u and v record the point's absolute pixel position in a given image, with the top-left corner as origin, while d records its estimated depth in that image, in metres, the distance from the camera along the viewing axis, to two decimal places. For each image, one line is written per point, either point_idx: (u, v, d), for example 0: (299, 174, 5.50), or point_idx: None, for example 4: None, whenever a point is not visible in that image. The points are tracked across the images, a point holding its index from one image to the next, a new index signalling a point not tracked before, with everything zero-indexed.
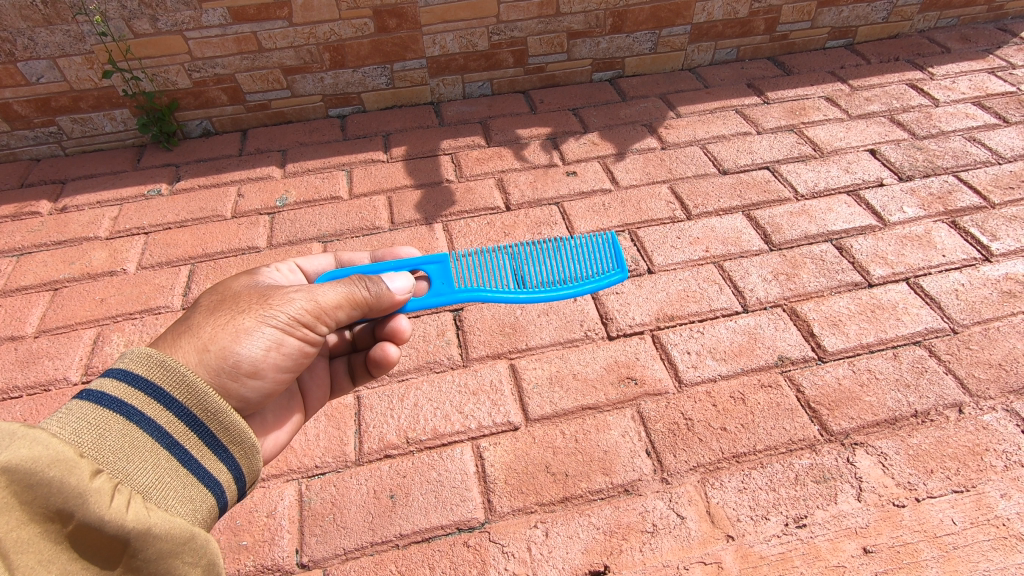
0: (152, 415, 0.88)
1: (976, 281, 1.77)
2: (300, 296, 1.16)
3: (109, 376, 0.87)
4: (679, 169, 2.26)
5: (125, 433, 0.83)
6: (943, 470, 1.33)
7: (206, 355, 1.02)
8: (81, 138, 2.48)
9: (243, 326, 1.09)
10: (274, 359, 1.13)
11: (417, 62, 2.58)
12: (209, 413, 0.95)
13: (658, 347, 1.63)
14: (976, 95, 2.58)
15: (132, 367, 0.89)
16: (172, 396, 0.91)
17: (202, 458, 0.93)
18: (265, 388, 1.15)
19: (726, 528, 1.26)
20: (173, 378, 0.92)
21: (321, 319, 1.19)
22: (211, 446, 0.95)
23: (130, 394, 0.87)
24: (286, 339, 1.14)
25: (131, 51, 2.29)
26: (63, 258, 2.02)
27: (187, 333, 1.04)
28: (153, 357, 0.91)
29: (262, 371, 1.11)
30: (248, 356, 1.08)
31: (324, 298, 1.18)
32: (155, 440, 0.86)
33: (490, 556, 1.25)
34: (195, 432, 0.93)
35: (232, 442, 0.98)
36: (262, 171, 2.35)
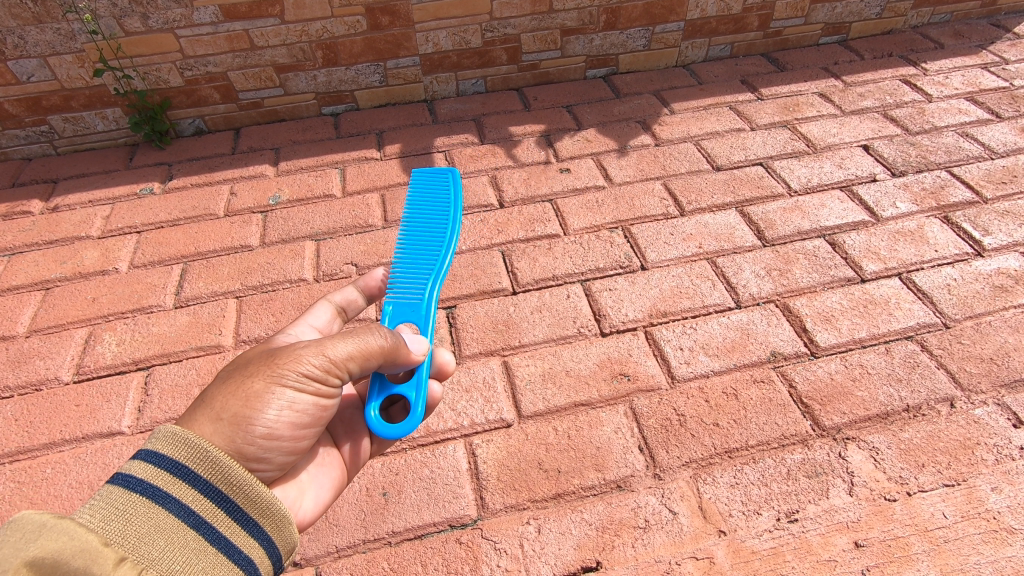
0: (178, 494, 0.82)
1: (967, 276, 1.77)
2: (311, 351, 0.99)
3: (139, 458, 0.83)
4: (672, 166, 2.26)
5: (149, 516, 0.79)
6: (934, 464, 1.33)
7: (220, 425, 0.90)
8: (73, 137, 2.47)
9: (253, 391, 0.94)
10: (290, 420, 0.98)
11: (410, 60, 2.58)
12: (237, 488, 0.88)
13: (651, 344, 1.63)
14: (969, 90, 2.59)
15: (157, 446, 0.84)
16: (196, 473, 0.85)
17: (232, 536, 0.86)
18: (286, 448, 1.00)
19: (718, 524, 1.26)
20: (197, 455, 0.86)
21: (337, 372, 1.01)
22: (241, 523, 0.88)
23: (155, 474, 0.82)
24: (299, 398, 0.98)
25: (123, 49, 2.28)
26: (55, 257, 2.01)
27: (197, 405, 0.92)
28: (177, 436, 0.85)
29: (278, 433, 0.97)
30: (263, 423, 0.94)
31: (338, 351, 1.00)
32: (180, 521, 0.81)
33: (483, 553, 1.25)
34: (223, 508, 0.87)
35: (262, 516, 0.90)
36: (255, 169, 2.35)
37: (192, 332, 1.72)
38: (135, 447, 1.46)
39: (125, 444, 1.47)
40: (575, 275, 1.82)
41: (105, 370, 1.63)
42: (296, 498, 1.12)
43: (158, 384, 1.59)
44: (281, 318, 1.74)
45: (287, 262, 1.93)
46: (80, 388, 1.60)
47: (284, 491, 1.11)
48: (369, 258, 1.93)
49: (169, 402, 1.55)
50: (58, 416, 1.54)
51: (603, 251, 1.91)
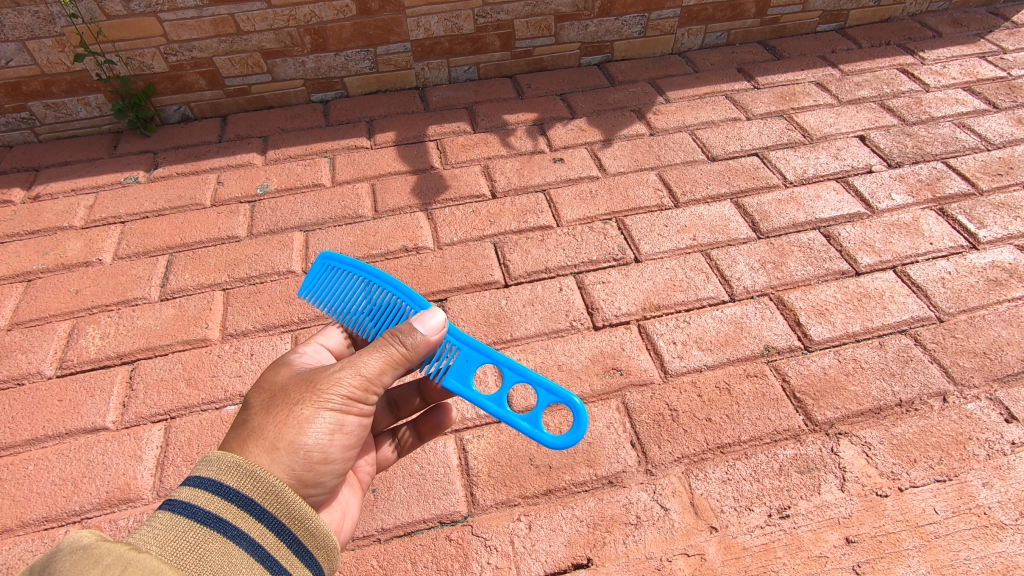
0: (246, 528, 0.84)
1: (962, 269, 1.76)
2: (347, 374, 1.01)
3: (205, 489, 0.83)
4: (667, 156, 2.23)
5: (222, 550, 0.80)
6: (926, 459, 1.33)
7: (276, 454, 0.93)
8: (55, 124, 2.41)
9: (303, 417, 0.97)
10: (341, 442, 1.02)
11: (401, 46, 2.52)
12: (297, 520, 0.90)
13: (644, 337, 1.61)
14: (966, 80, 2.56)
15: (222, 479, 0.86)
16: (261, 506, 0.87)
17: (290, 568, 0.88)
18: (340, 469, 1.05)
19: (710, 519, 1.26)
20: (262, 487, 0.88)
21: (374, 390, 1.05)
22: (298, 554, 0.89)
23: (224, 507, 0.83)
24: (344, 420, 1.02)
25: (104, 33, 2.21)
26: (37, 248, 1.96)
27: (248, 434, 0.94)
28: (242, 467, 0.88)
29: (331, 455, 1.02)
30: (315, 446, 0.98)
31: (370, 369, 1.02)
32: (248, 554, 0.82)
33: (473, 550, 1.24)
34: (284, 541, 0.88)
35: (318, 548, 0.92)
36: (243, 158, 2.30)
37: (178, 325, 1.69)
38: (120, 443, 1.44)
39: (110, 440, 1.45)
40: (568, 268, 1.80)
41: (89, 364, 1.60)
42: (339, 520, 1.17)
43: (143, 378, 1.56)
44: (268, 311, 1.72)
45: (276, 254, 1.89)
46: (62, 382, 1.57)
47: (329, 513, 1.16)
48: (359, 249, 1.90)
49: (155, 397, 1.52)
50: (40, 411, 1.51)
51: (597, 242, 1.88)
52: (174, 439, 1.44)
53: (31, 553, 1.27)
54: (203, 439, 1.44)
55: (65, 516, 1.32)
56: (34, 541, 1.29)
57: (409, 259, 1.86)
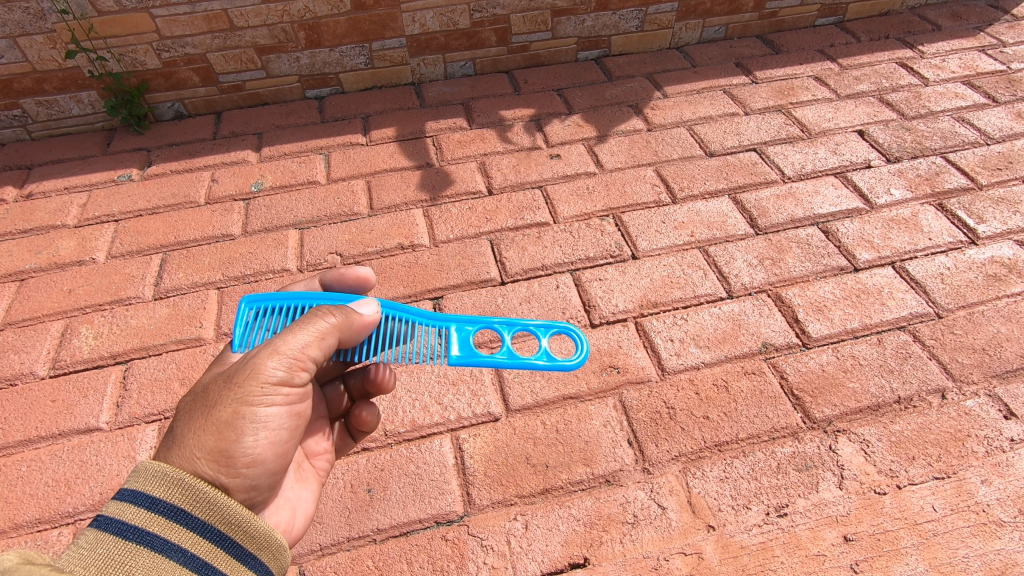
0: (176, 538, 0.83)
1: (961, 265, 1.75)
2: (268, 357, 1.01)
3: (132, 503, 0.83)
4: (664, 151, 2.21)
5: (151, 563, 0.79)
6: (924, 456, 1.32)
7: (200, 461, 0.91)
8: (47, 121, 2.39)
9: (225, 417, 0.96)
10: (270, 438, 1.02)
11: (396, 41, 2.50)
12: (233, 525, 0.90)
13: (641, 335, 1.60)
14: (966, 74, 2.55)
15: (149, 490, 0.85)
16: (193, 514, 0.86)
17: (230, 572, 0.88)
18: (274, 467, 1.04)
19: (707, 518, 1.25)
20: (192, 495, 0.87)
21: (300, 367, 1.05)
22: (239, 557, 0.90)
23: (152, 519, 0.82)
24: (271, 412, 1.02)
25: (95, 30, 2.19)
26: (29, 247, 1.95)
27: (168, 443, 0.93)
28: (168, 476, 0.86)
29: (261, 456, 1.00)
30: (243, 447, 0.97)
31: (294, 345, 1.03)
32: (181, 564, 0.82)
33: (469, 550, 1.23)
34: (222, 546, 0.88)
35: (260, 548, 0.93)
36: (237, 155, 2.28)
37: (172, 325, 1.68)
38: (113, 444, 1.43)
39: (103, 441, 1.44)
40: (565, 265, 1.79)
41: (83, 364, 1.59)
42: (287, 520, 1.16)
43: (137, 378, 1.55)
44: None
45: (270, 252, 1.88)
46: (55, 382, 1.56)
47: (276, 513, 1.15)
48: (354, 247, 1.88)
49: (148, 397, 1.51)
50: (33, 412, 1.50)
51: (593, 239, 1.87)
52: None
53: None
54: None
55: (57, 517, 1.31)
56: (27, 543, 1.28)
57: (404, 257, 1.85)
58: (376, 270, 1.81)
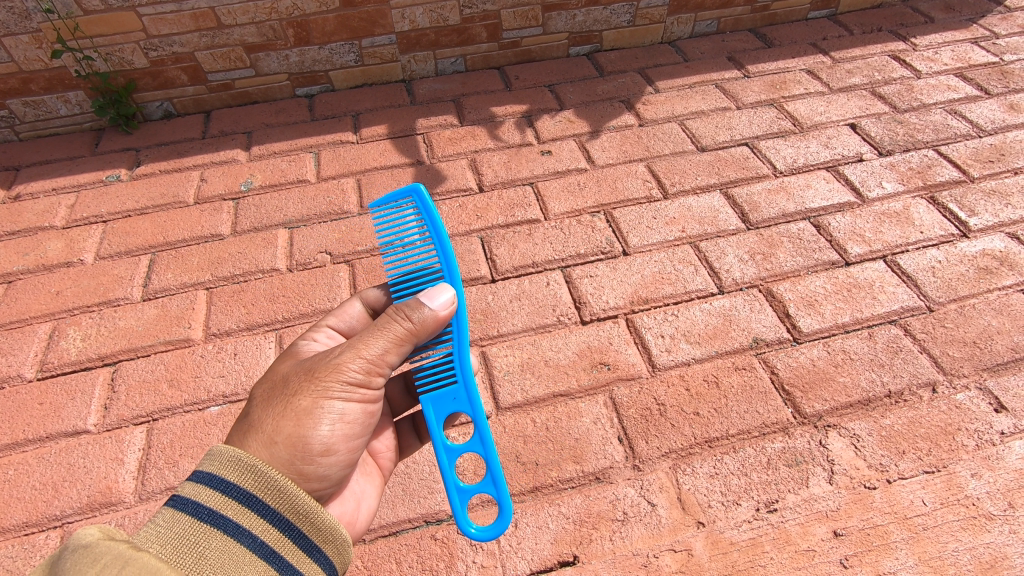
0: (247, 524, 0.82)
1: (952, 258, 1.75)
2: (349, 358, 1.01)
3: (206, 485, 0.83)
4: (656, 147, 2.20)
5: (222, 548, 0.78)
6: (914, 450, 1.32)
7: (275, 449, 0.92)
8: (35, 122, 2.37)
9: (303, 407, 0.97)
10: (344, 431, 1.02)
11: (386, 38, 2.48)
12: (301, 515, 0.88)
13: (632, 332, 1.60)
14: (958, 66, 2.54)
15: (223, 474, 0.85)
16: (264, 502, 0.85)
17: (296, 563, 0.86)
18: (344, 460, 1.05)
19: (697, 515, 1.24)
20: (263, 483, 0.86)
21: (377, 372, 1.04)
22: (306, 549, 0.88)
23: (225, 503, 0.82)
24: (347, 407, 1.02)
25: (81, 29, 2.17)
26: (17, 248, 1.93)
27: (249, 427, 0.94)
28: (243, 463, 0.86)
29: (334, 446, 1.01)
30: (318, 438, 0.98)
31: (375, 351, 1.02)
32: (250, 552, 0.81)
33: (458, 549, 1.23)
34: (289, 536, 0.87)
35: (325, 541, 0.91)
36: (227, 154, 2.27)
37: (160, 326, 1.67)
38: (101, 446, 1.42)
39: (91, 443, 1.43)
40: (555, 262, 1.78)
41: (70, 366, 1.58)
42: (352, 510, 1.15)
43: (125, 380, 1.54)
44: (252, 310, 1.69)
45: (259, 252, 1.87)
46: (43, 385, 1.55)
47: (341, 504, 1.14)
48: (344, 246, 1.87)
49: (136, 399, 1.50)
50: (20, 415, 1.49)
51: (584, 236, 1.86)
52: (156, 441, 1.42)
53: (12, 560, 1.25)
54: (186, 440, 1.42)
55: (45, 520, 1.30)
56: (14, 547, 1.27)
57: None
58: (366, 269, 1.80)
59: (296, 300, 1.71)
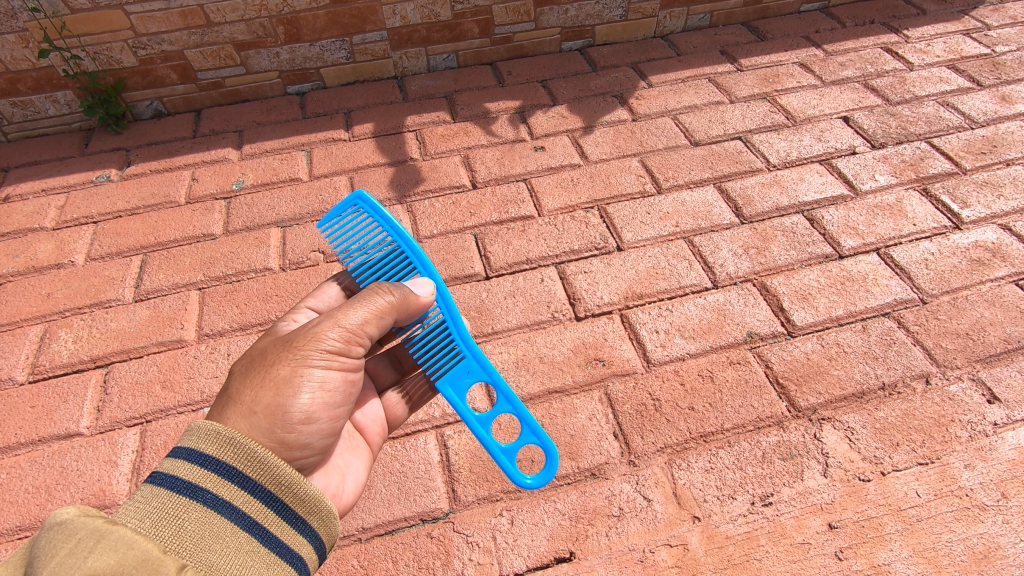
0: (228, 496, 0.82)
1: (945, 250, 1.75)
2: (329, 327, 1.04)
3: (184, 461, 0.81)
4: (649, 141, 2.20)
5: (204, 519, 0.77)
6: (908, 442, 1.32)
7: (255, 417, 0.91)
8: (23, 123, 2.35)
9: (282, 375, 0.97)
10: (325, 399, 1.02)
11: (377, 34, 2.47)
12: (283, 486, 0.88)
13: (626, 327, 1.60)
14: (950, 58, 2.54)
15: (202, 448, 0.84)
16: (244, 474, 0.85)
17: (280, 534, 0.86)
18: (327, 429, 1.04)
19: (692, 509, 1.25)
20: (244, 455, 0.86)
21: (356, 342, 1.07)
22: (288, 520, 0.88)
23: (204, 477, 0.81)
24: (327, 375, 1.03)
25: (68, 28, 2.15)
26: (7, 251, 1.92)
27: (231, 398, 0.93)
28: (222, 435, 0.86)
29: (315, 415, 1.00)
30: (299, 406, 0.97)
31: (354, 320, 1.06)
32: (233, 522, 0.80)
33: (454, 547, 1.23)
34: (271, 508, 0.86)
35: (309, 512, 0.91)
36: (218, 153, 2.25)
37: (153, 327, 1.65)
38: (94, 449, 1.41)
39: (84, 446, 1.42)
40: (549, 258, 1.78)
41: (62, 368, 1.57)
42: (337, 484, 1.14)
43: (118, 382, 1.53)
44: (245, 310, 1.68)
45: (252, 251, 1.86)
46: (35, 388, 1.54)
47: (326, 477, 1.14)
48: None
49: (129, 401, 1.49)
50: (11, 418, 1.48)
51: (578, 231, 1.86)
52: (150, 443, 1.41)
53: None
54: (179, 442, 1.41)
55: (38, 524, 1.30)
56: (7, 551, 1.27)
57: None
58: None
59: (289, 299, 1.70)
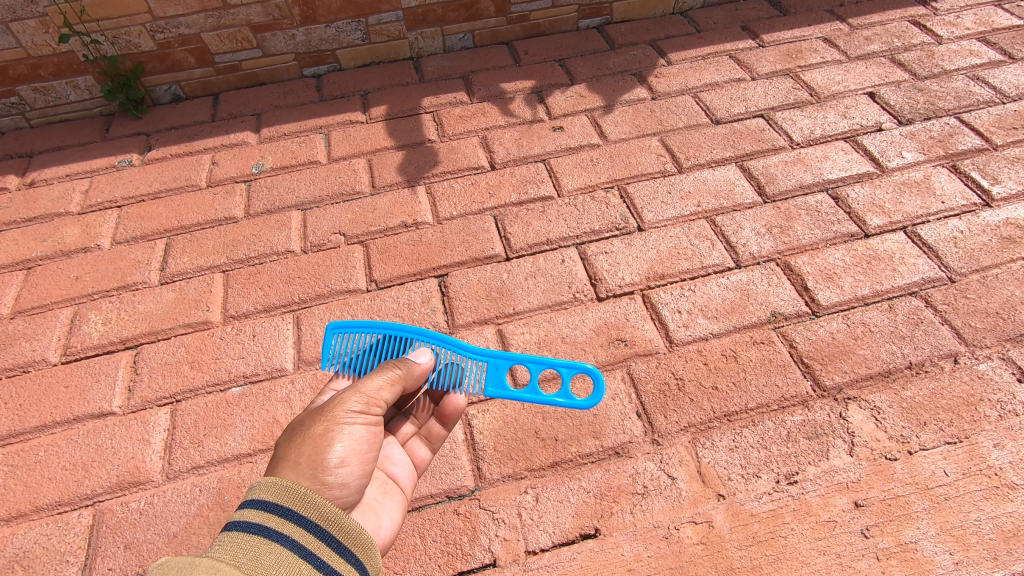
0: (290, 532, 0.87)
1: (975, 228, 1.72)
2: (352, 392, 1.08)
3: (249, 506, 0.88)
4: (669, 120, 2.17)
5: (272, 552, 0.83)
6: (936, 422, 1.31)
7: (300, 468, 0.96)
8: (45, 108, 2.37)
9: (318, 433, 1.01)
10: (357, 450, 1.05)
11: (393, 15, 2.44)
12: (334, 521, 0.92)
13: (648, 307, 1.59)
14: (981, 30, 2.47)
15: (262, 495, 0.90)
16: (300, 511, 0.90)
17: (336, 565, 0.89)
18: (361, 472, 1.06)
19: (717, 487, 1.25)
20: (299, 497, 0.91)
21: (378, 404, 1.10)
22: (341, 552, 0.91)
23: (267, 517, 0.87)
24: (359, 430, 1.06)
25: (87, 12, 2.15)
26: (34, 235, 1.95)
27: (273, 462, 0.98)
28: (279, 484, 0.92)
29: (350, 461, 1.03)
30: (336, 456, 1.01)
31: (374, 385, 1.09)
32: (293, 552, 0.85)
33: (481, 523, 1.24)
34: (325, 541, 0.90)
35: (357, 545, 0.94)
36: (237, 137, 2.26)
37: (179, 309, 1.68)
38: (128, 427, 1.45)
39: (117, 425, 1.45)
40: (569, 239, 1.77)
41: (93, 350, 1.61)
42: (375, 522, 1.15)
43: (147, 362, 1.57)
44: (269, 292, 1.70)
45: (273, 234, 1.87)
46: (67, 368, 1.58)
47: (364, 517, 1.14)
48: (358, 226, 1.87)
49: (159, 381, 1.52)
50: (47, 398, 1.52)
51: (598, 212, 1.85)
52: (180, 422, 1.44)
53: (47, 537, 1.29)
54: (209, 420, 1.44)
55: (77, 500, 1.34)
56: (48, 525, 1.31)
57: (408, 235, 1.83)
58: (380, 249, 1.79)
59: (312, 281, 1.72)
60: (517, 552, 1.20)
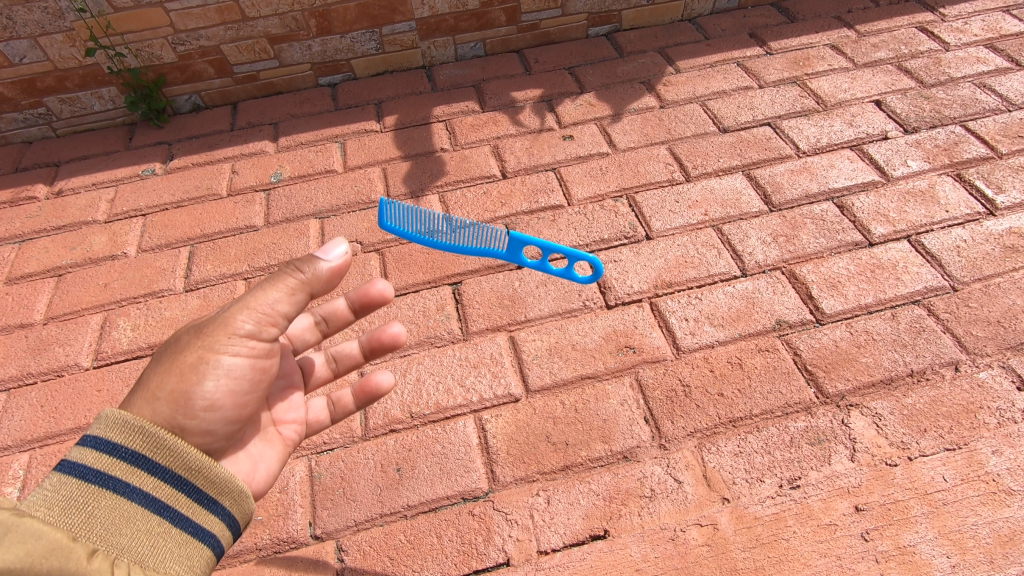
0: (138, 481, 0.93)
1: (978, 237, 1.75)
2: (238, 311, 1.03)
3: (84, 446, 0.91)
4: (677, 129, 2.21)
5: (112, 505, 0.89)
6: (936, 428, 1.35)
7: (157, 403, 0.97)
8: (71, 118, 2.45)
9: (188, 363, 1.00)
10: (230, 387, 1.04)
11: (406, 25, 2.50)
12: (194, 471, 0.99)
13: (656, 315, 1.64)
14: (988, 37, 2.48)
15: (109, 435, 0.92)
16: (156, 460, 0.95)
17: (192, 515, 0.99)
18: (232, 416, 1.06)
19: (722, 491, 1.30)
20: (153, 443, 0.95)
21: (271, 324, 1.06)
22: (203, 502, 1.01)
23: (112, 465, 0.91)
24: (236, 364, 1.04)
25: (113, 26, 2.23)
26: (64, 243, 2.03)
27: (135, 388, 0.99)
28: (129, 426, 0.93)
29: (221, 403, 1.03)
30: (202, 393, 1.00)
31: (266, 304, 1.04)
32: (142, 506, 0.92)
33: (495, 524, 1.30)
34: (183, 490, 0.98)
35: (222, 494, 1.03)
36: (256, 146, 2.33)
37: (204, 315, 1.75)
38: None
39: None
40: (579, 247, 1.82)
41: (123, 355, 1.68)
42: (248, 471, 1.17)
43: None
44: None
45: (292, 242, 1.93)
46: (99, 373, 1.65)
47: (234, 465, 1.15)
48: (374, 235, 1.93)
49: None
50: (80, 401, 1.59)
51: (607, 221, 1.89)
52: None
53: None
54: None
55: None
56: None
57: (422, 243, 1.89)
58: (395, 257, 1.85)
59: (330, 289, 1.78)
60: (530, 552, 1.26)
